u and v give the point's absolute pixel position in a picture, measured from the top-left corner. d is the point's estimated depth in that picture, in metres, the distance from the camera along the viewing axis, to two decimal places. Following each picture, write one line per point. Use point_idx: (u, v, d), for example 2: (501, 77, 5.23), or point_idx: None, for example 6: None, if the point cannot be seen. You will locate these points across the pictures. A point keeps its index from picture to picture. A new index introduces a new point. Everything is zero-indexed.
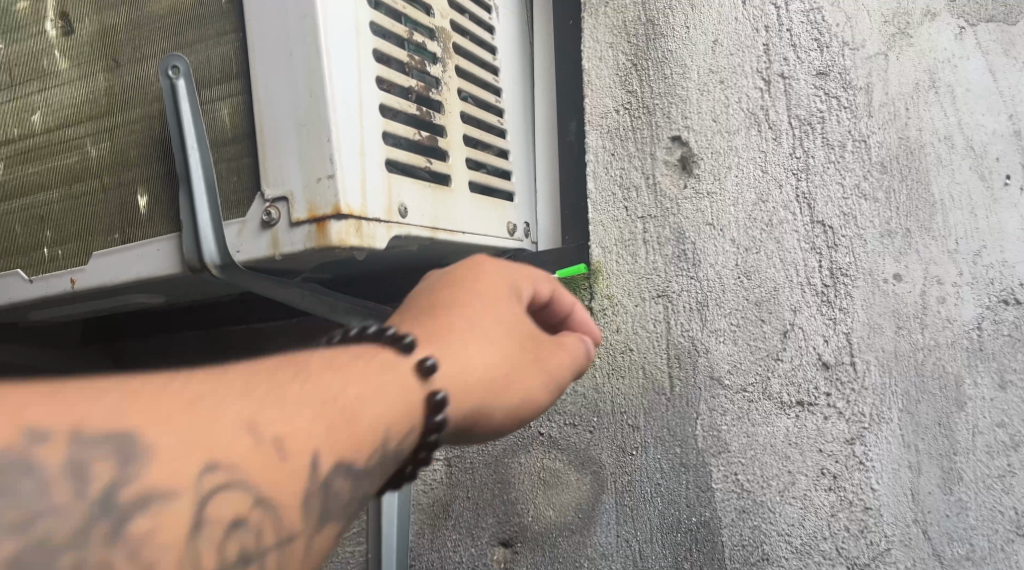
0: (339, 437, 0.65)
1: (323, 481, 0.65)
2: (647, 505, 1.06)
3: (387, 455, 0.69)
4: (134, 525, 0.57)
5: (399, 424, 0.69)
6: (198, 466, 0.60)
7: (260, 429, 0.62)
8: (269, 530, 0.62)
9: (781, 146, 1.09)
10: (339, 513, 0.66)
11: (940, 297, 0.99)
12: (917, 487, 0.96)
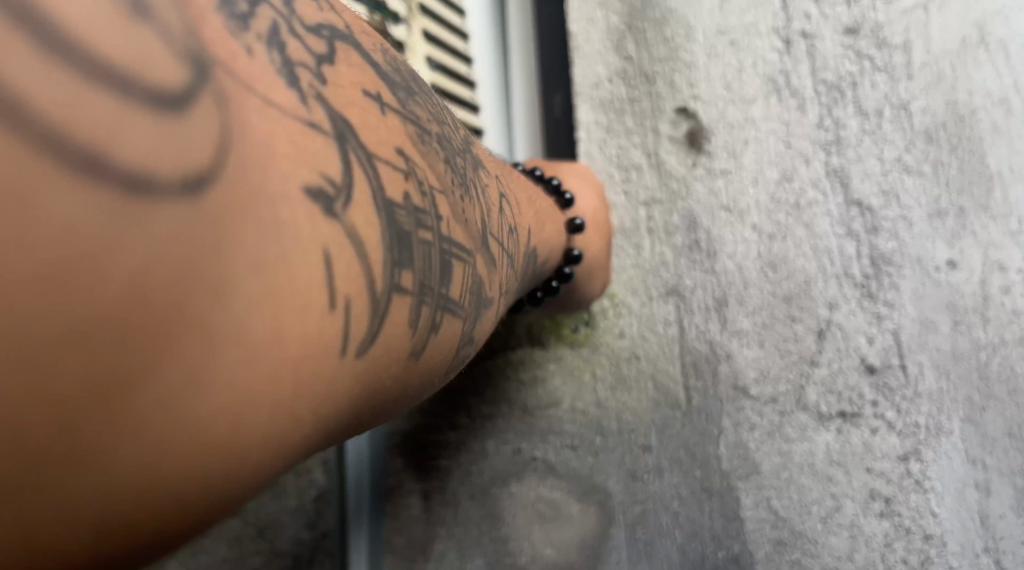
0: (492, 212, 0.54)
1: (482, 209, 0.52)
2: (665, 539, 0.90)
3: (512, 266, 0.59)
4: (312, 259, 0.34)
5: (516, 230, 0.63)
6: (397, 147, 0.41)
7: (447, 136, 0.49)
8: (440, 339, 0.44)
9: (807, 116, 0.94)
10: (490, 318, 0.54)
11: (1004, 287, 0.84)
12: (987, 510, 0.81)
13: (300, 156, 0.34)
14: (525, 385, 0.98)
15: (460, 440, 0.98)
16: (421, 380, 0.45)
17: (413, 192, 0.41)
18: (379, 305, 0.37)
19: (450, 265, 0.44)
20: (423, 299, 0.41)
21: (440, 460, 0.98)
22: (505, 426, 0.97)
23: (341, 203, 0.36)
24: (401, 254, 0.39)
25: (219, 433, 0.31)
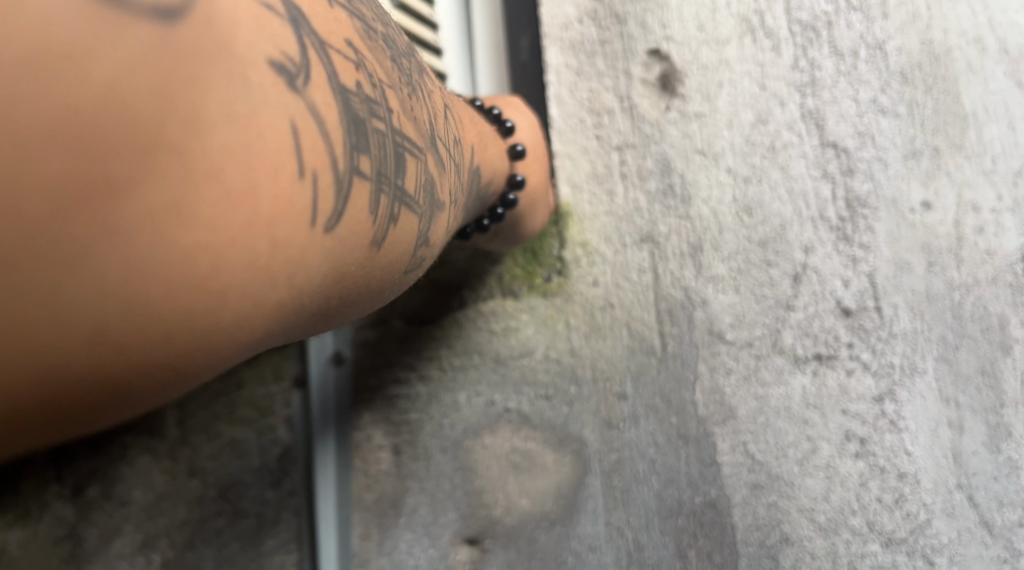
0: (443, 123, 0.58)
1: (413, 107, 0.51)
2: (641, 486, 0.89)
3: (453, 174, 0.59)
4: (270, 128, 0.38)
5: (458, 152, 0.62)
6: (347, 40, 0.45)
7: (391, 38, 0.52)
8: (401, 222, 0.48)
9: (782, 57, 0.92)
10: (440, 227, 0.56)
11: (977, 227, 0.84)
12: (960, 447, 0.81)
13: (280, 53, 0.39)
14: (496, 336, 0.96)
15: (431, 392, 0.96)
16: (379, 266, 0.47)
17: (365, 84, 0.45)
18: (351, 178, 0.42)
19: (376, 153, 0.45)
20: (380, 184, 0.45)
21: (409, 413, 0.96)
22: (478, 378, 0.95)
23: (319, 96, 0.41)
24: (360, 141, 0.43)
25: (204, 263, 0.36)
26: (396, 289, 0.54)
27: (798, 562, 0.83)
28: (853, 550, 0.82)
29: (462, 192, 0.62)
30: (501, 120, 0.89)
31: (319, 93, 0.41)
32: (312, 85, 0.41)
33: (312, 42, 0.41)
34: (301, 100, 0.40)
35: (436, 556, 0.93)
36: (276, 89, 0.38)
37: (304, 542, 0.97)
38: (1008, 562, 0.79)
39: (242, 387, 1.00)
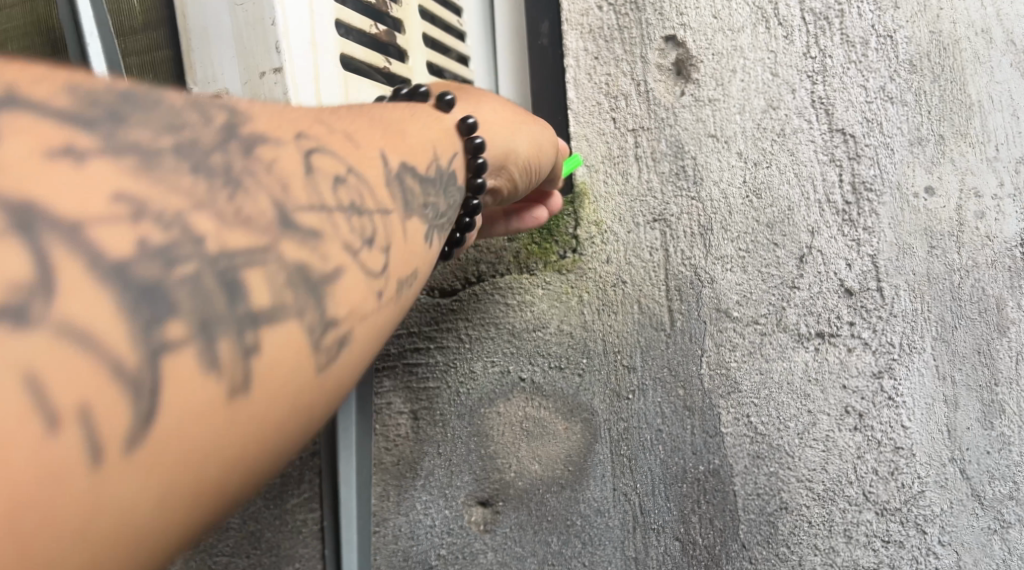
0: (373, 174, 0.59)
1: (308, 169, 0.55)
2: (647, 454, 0.93)
3: (394, 216, 0.60)
4: (119, 238, 0.45)
5: (407, 189, 0.63)
6: (169, 124, 0.50)
7: (269, 121, 0.55)
8: (308, 399, 0.51)
9: (794, 45, 0.96)
10: (388, 274, 0.58)
11: (978, 212, 0.87)
12: (954, 422, 0.84)
13: (153, 221, 0.46)
14: (511, 309, 1.00)
15: (448, 361, 1.01)
16: (296, 335, 0.50)
17: (202, 176, 0.49)
18: (244, 335, 0.48)
19: (244, 233, 0.49)
20: (255, 252, 0.49)
21: (428, 381, 1.01)
22: (493, 349, 1.00)
23: (198, 280, 0.46)
24: (211, 228, 0.48)
25: (74, 406, 0.42)
26: (367, 351, 0.55)
27: (796, 528, 0.87)
28: (849, 518, 0.85)
29: (412, 228, 0.62)
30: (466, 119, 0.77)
31: (146, 199, 0.47)
32: (170, 226, 0.47)
33: (167, 163, 0.48)
34: (157, 211, 0.47)
35: (451, 517, 0.98)
36: (150, 289, 0.45)
37: (326, 498, 0.99)
38: (998, 532, 0.81)
39: None
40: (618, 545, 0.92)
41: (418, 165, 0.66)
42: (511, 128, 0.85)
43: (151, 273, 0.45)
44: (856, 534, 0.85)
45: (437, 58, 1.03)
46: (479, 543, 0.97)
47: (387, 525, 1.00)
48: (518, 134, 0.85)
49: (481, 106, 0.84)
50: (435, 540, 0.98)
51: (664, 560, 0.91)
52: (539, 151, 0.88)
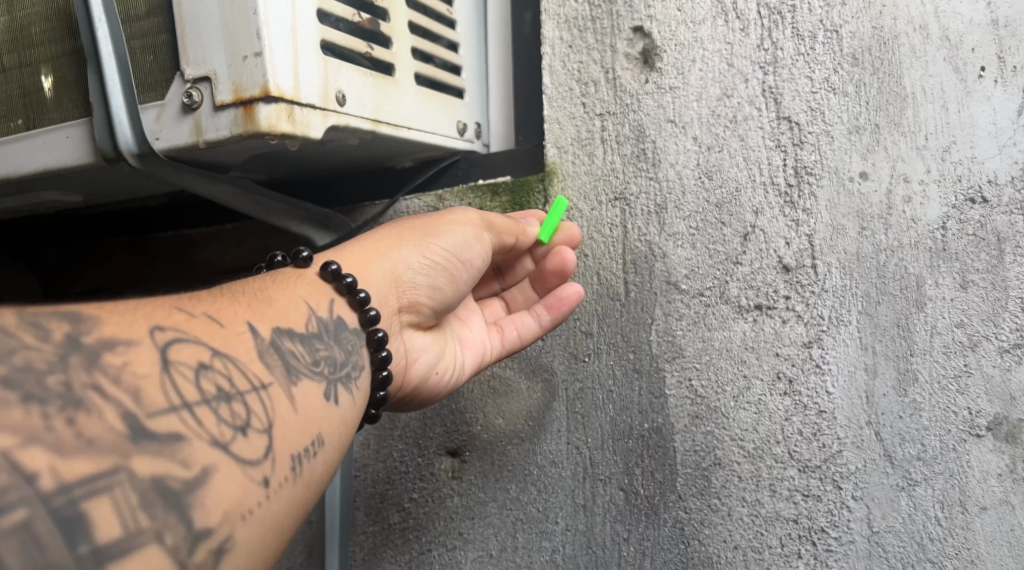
0: (240, 350, 0.74)
1: (201, 364, 0.70)
2: (599, 412, 1.02)
3: (274, 388, 0.74)
4: (80, 467, 0.60)
5: (289, 357, 0.77)
6: (92, 387, 0.63)
7: (190, 360, 0.69)
8: (229, 493, 0.66)
9: (749, 37, 1.01)
10: (277, 452, 0.71)
11: (906, 197, 0.94)
12: (872, 389, 0.92)
13: (59, 415, 0.61)
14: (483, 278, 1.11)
15: None
16: (208, 471, 0.65)
17: (110, 411, 0.63)
18: (155, 496, 0.62)
19: (163, 415, 0.65)
20: (164, 410, 0.65)
21: None
22: None
23: (130, 484, 0.61)
24: (130, 475, 0.62)
25: None
26: (280, 503, 0.69)
27: (726, 482, 0.96)
28: (774, 474, 0.94)
29: (301, 390, 0.76)
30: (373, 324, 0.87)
31: (103, 395, 0.63)
32: (97, 410, 0.63)
33: (76, 357, 0.64)
34: (56, 393, 0.62)
35: (423, 464, 1.10)
36: (87, 508, 0.59)
37: None
38: (905, 490, 0.90)
39: None
40: (569, 493, 1.02)
41: (288, 327, 0.80)
42: (422, 242, 0.94)
43: (98, 464, 0.61)
44: (779, 488, 0.94)
45: (425, 44, 1.08)
46: (448, 488, 1.08)
47: (367, 470, 1.13)
48: (438, 238, 0.94)
49: (391, 253, 0.93)
50: (409, 485, 1.10)
51: (609, 507, 1.00)
52: (467, 243, 0.95)
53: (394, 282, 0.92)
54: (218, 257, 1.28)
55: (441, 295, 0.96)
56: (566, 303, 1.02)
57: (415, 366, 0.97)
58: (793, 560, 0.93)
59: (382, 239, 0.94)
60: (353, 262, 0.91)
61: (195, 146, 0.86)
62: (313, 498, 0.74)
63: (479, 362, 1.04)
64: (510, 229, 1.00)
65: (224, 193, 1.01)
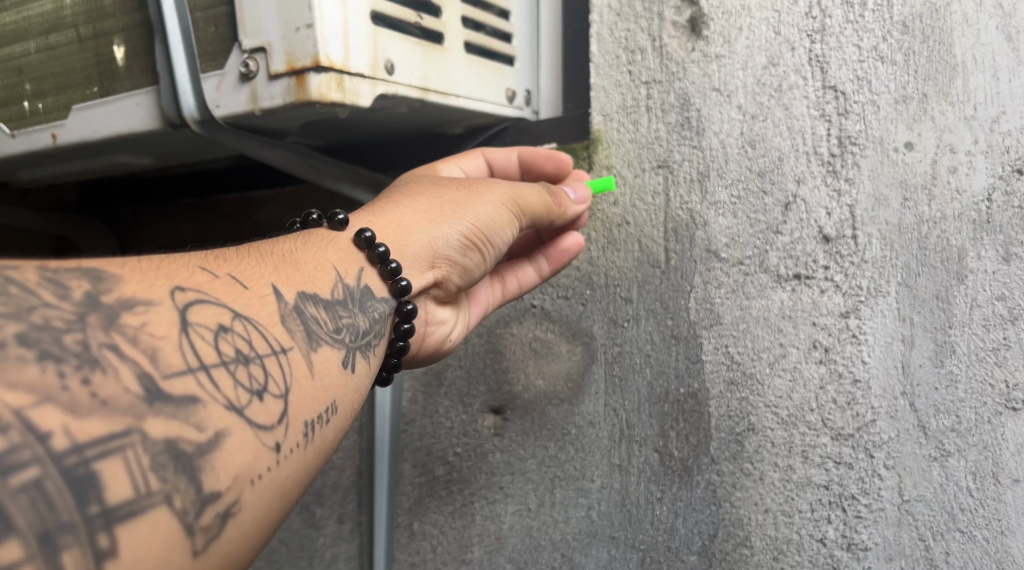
0: (261, 314, 0.70)
1: (221, 326, 0.66)
2: (636, 375, 1.05)
3: (294, 353, 0.70)
4: (94, 428, 0.56)
5: (311, 323, 0.74)
6: (107, 345, 0.59)
7: (212, 319, 0.66)
8: (240, 459, 0.62)
9: (798, 4, 0.98)
10: (291, 418, 0.67)
11: (951, 167, 0.93)
12: (909, 359, 0.93)
13: (75, 374, 0.57)
14: None
15: None
16: (221, 435, 0.61)
17: (123, 373, 0.59)
18: (168, 458, 0.58)
19: (180, 376, 0.61)
20: (181, 372, 0.61)
21: None
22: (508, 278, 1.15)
23: (144, 445, 0.57)
24: (146, 437, 0.58)
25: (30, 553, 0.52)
26: (290, 468, 0.66)
27: (760, 448, 0.99)
28: (807, 441, 0.97)
29: (318, 356, 0.73)
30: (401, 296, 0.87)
31: (119, 354, 0.59)
32: (113, 368, 0.59)
33: (94, 316, 0.60)
34: (73, 351, 0.58)
35: (467, 421, 1.14)
36: (100, 469, 0.55)
37: (363, 427, 1.17)
38: (937, 460, 0.92)
39: None
40: (606, 452, 1.06)
41: (312, 292, 0.77)
42: (460, 220, 0.92)
43: (111, 425, 0.57)
44: (812, 455, 0.96)
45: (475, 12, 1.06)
46: (490, 444, 1.13)
47: (414, 425, 1.18)
48: (475, 217, 0.92)
49: (428, 226, 0.91)
50: (453, 440, 1.15)
51: (644, 468, 1.04)
52: (503, 226, 0.94)
53: (428, 253, 0.91)
54: (277, 218, 1.33)
55: (472, 269, 0.95)
56: (567, 252, 1.04)
57: (432, 334, 0.98)
58: (823, 524, 0.96)
59: (416, 209, 0.92)
60: (388, 233, 0.89)
61: (251, 113, 0.90)
62: (321, 462, 0.71)
63: (482, 311, 1.05)
64: (544, 203, 0.98)
65: (281, 159, 1.06)
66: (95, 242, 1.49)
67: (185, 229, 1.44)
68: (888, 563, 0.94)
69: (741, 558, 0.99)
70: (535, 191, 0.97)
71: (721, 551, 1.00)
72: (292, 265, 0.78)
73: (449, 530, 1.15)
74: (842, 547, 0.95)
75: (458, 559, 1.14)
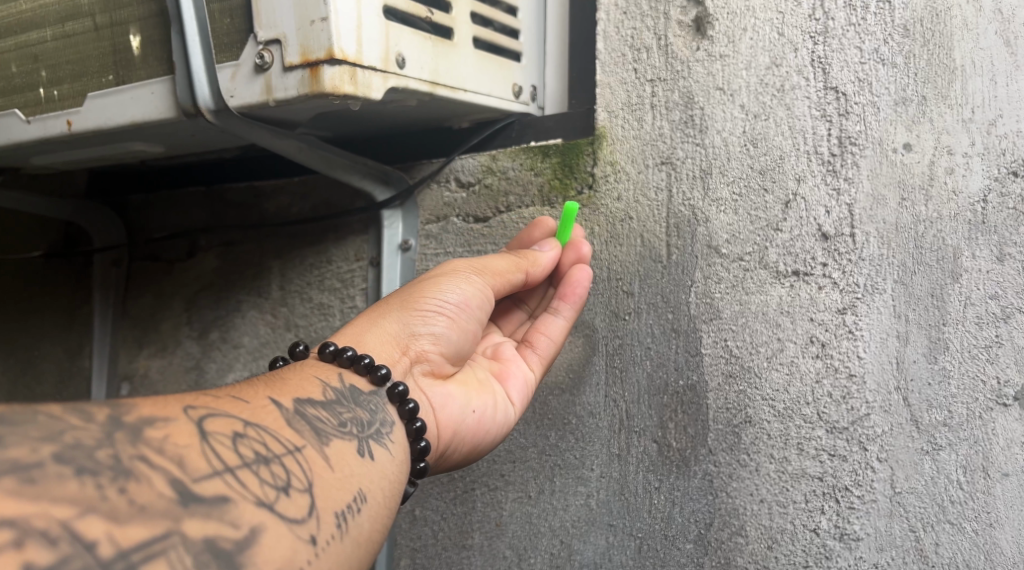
0: (269, 420, 0.77)
1: (236, 433, 0.73)
2: (636, 367, 1.07)
3: (309, 450, 0.77)
4: (137, 533, 0.61)
5: (316, 422, 0.80)
6: (136, 456, 0.65)
7: (226, 434, 0.72)
8: (278, 553, 0.67)
9: (801, 6, 1.00)
10: (321, 510, 0.73)
11: (948, 168, 0.95)
12: (903, 355, 0.96)
13: (111, 484, 0.63)
14: None
15: None
16: (256, 530, 0.67)
17: (157, 485, 0.65)
18: (210, 556, 0.63)
19: (208, 479, 0.67)
20: (209, 475, 0.68)
21: None
22: None
23: (185, 546, 0.63)
24: (190, 543, 0.63)
25: None
26: (327, 560, 0.71)
27: (756, 439, 1.01)
28: (803, 433, 0.99)
29: (333, 449, 0.79)
30: (378, 372, 0.90)
31: (149, 464, 0.65)
32: (145, 477, 0.64)
33: (119, 432, 0.66)
34: (106, 465, 0.63)
35: None
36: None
37: None
38: (929, 453, 0.95)
39: (331, 264, 1.30)
40: (605, 442, 1.08)
41: (308, 396, 0.83)
42: (410, 297, 0.98)
43: (152, 529, 0.62)
44: (807, 447, 0.99)
45: (485, 9, 1.09)
46: None
47: None
48: (426, 290, 0.98)
49: (383, 319, 0.97)
50: None
51: (642, 458, 1.06)
52: (456, 286, 0.98)
53: (395, 340, 0.96)
54: (285, 207, 1.35)
55: (447, 342, 0.98)
56: (579, 286, 1.07)
57: (442, 411, 0.97)
58: (816, 514, 0.98)
59: (373, 311, 0.98)
60: (350, 336, 0.95)
61: (265, 104, 0.92)
62: (362, 555, 0.76)
63: (523, 389, 1.06)
64: (512, 263, 1.03)
65: (292, 149, 1.07)
66: (102, 227, 1.51)
67: (193, 217, 1.46)
68: (879, 553, 0.96)
69: (736, 547, 1.01)
70: (500, 259, 1.03)
71: (716, 539, 1.02)
72: (287, 382, 0.85)
73: (450, 516, 1.17)
74: (834, 537, 0.97)
75: (458, 544, 1.16)
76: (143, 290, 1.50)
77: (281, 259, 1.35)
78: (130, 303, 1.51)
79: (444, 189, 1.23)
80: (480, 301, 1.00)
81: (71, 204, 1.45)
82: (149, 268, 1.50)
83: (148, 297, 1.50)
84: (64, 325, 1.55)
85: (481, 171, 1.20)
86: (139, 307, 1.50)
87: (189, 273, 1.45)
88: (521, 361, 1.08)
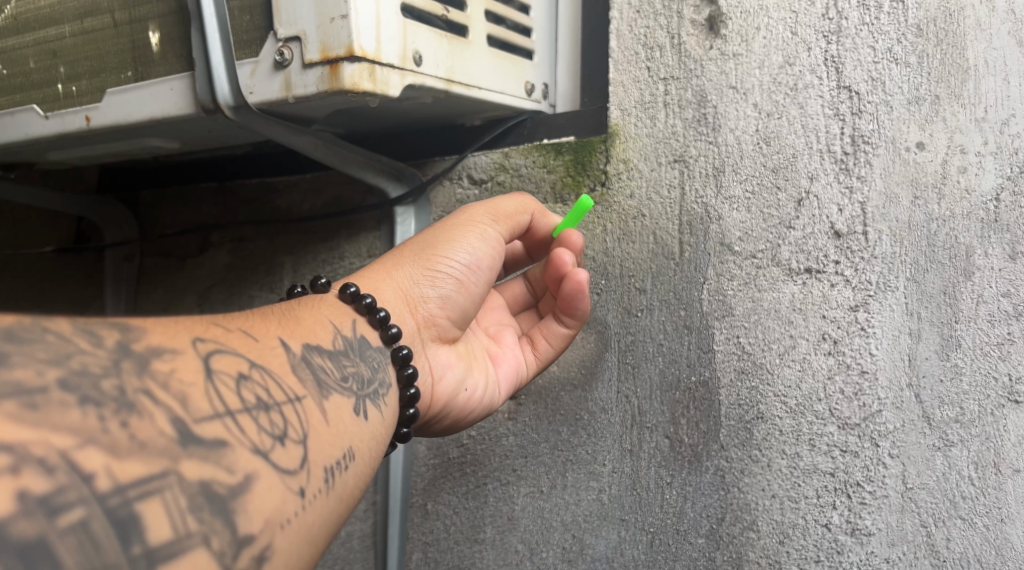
0: (275, 363, 0.76)
1: (241, 374, 0.72)
2: (648, 363, 1.08)
3: (309, 401, 0.76)
4: (134, 469, 0.61)
5: (319, 372, 0.80)
6: (140, 389, 0.65)
7: (232, 373, 0.71)
8: (270, 503, 0.67)
9: (815, 5, 1.01)
10: (313, 464, 0.73)
11: (961, 167, 0.96)
12: (915, 352, 0.97)
13: (113, 417, 0.62)
14: None
15: None
16: (251, 478, 0.67)
17: (158, 417, 0.64)
18: (203, 500, 0.63)
19: (208, 420, 0.67)
20: (210, 416, 0.67)
21: None
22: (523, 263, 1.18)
23: (180, 487, 0.63)
24: (184, 483, 0.63)
25: None
26: (314, 512, 0.71)
27: (768, 435, 1.02)
28: (815, 429, 1.00)
29: (332, 404, 0.79)
30: (388, 329, 0.91)
31: (153, 400, 0.65)
32: (148, 413, 0.64)
33: (127, 361, 0.66)
34: (110, 397, 0.63)
35: None
36: (140, 510, 0.60)
37: None
38: (941, 450, 0.95)
39: (344, 259, 1.31)
40: (617, 437, 1.09)
41: (316, 343, 0.83)
42: (423, 254, 0.98)
43: (150, 467, 0.62)
44: (819, 443, 1.00)
45: (498, 7, 1.09)
46: (504, 427, 1.16)
47: None
48: (439, 247, 0.98)
49: (396, 272, 0.97)
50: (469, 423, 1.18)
51: (654, 453, 1.07)
52: (468, 247, 0.99)
53: (406, 298, 0.96)
54: (297, 203, 1.36)
55: (456, 306, 0.99)
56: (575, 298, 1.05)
57: (439, 384, 0.99)
58: (828, 510, 0.99)
59: (387, 260, 0.98)
60: (366, 283, 0.95)
61: (284, 101, 0.93)
62: (346, 507, 0.76)
63: (514, 375, 1.09)
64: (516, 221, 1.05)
65: (308, 146, 1.08)
66: (116, 224, 1.53)
67: (204, 212, 1.47)
68: (891, 548, 0.97)
69: (748, 542, 1.02)
70: (507, 219, 1.04)
71: (728, 534, 1.03)
72: (292, 319, 0.84)
73: (462, 510, 1.18)
74: (846, 532, 0.98)
75: (470, 538, 1.17)
76: (155, 285, 1.51)
77: (293, 254, 1.36)
78: (141, 298, 1.52)
79: (457, 186, 1.24)
80: (488, 264, 1.01)
81: (85, 200, 1.46)
82: (161, 264, 1.51)
83: (160, 292, 1.50)
84: (75, 321, 1.56)
85: (493, 169, 1.20)
86: (151, 302, 1.51)
87: (201, 268, 1.46)
88: (516, 349, 1.11)
